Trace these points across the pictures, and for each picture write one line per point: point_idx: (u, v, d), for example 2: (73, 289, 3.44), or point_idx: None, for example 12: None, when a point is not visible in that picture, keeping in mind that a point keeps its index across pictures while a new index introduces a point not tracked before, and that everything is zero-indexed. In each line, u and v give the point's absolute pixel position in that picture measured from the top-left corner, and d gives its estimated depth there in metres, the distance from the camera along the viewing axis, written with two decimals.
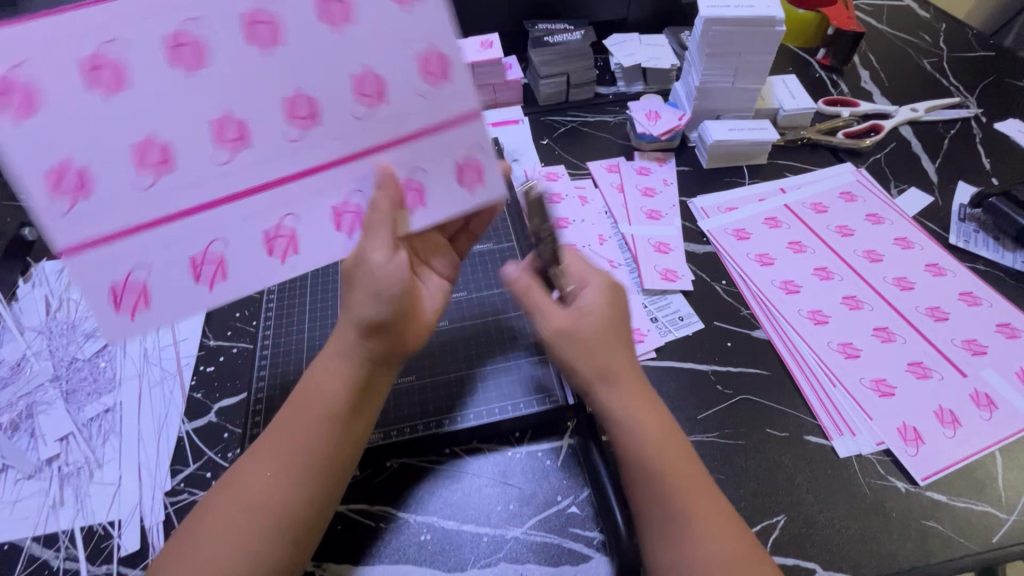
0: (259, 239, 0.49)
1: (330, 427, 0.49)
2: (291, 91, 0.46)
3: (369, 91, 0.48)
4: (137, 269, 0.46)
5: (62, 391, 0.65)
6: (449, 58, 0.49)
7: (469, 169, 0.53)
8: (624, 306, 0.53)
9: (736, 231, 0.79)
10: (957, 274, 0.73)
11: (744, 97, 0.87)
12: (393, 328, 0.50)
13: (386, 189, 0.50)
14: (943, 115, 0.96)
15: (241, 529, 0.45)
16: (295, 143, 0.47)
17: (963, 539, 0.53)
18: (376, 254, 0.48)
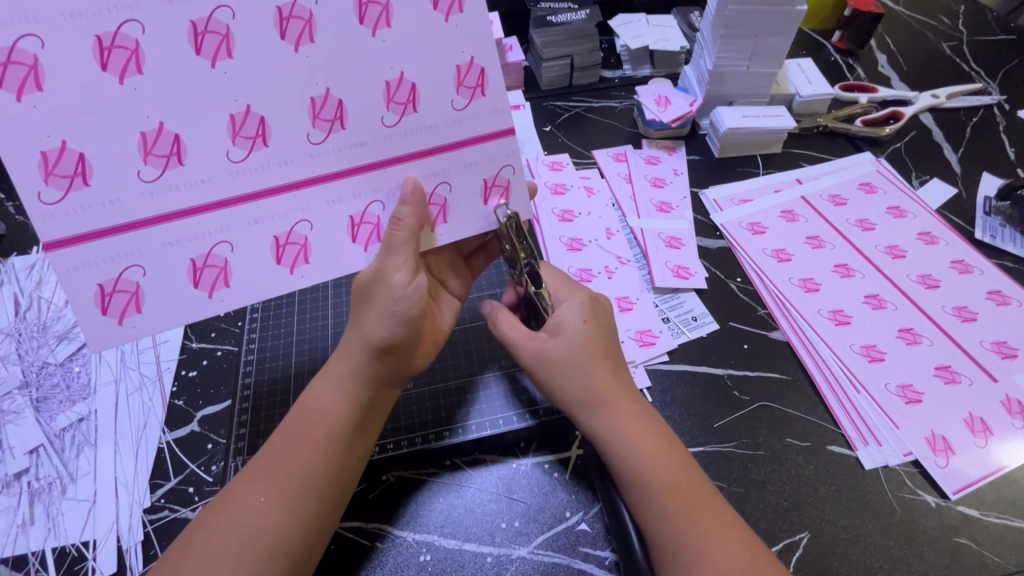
0: (268, 245, 0.46)
1: (332, 448, 0.46)
2: (321, 92, 0.43)
3: (402, 98, 0.45)
4: (132, 267, 0.44)
5: (32, 399, 0.60)
6: (486, 70, 0.46)
7: (495, 187, 0.50)
8: (604, 322, 0.52)
9: (751, 225, 0.74)
10: (984, 272, 0.69)
11: (760, 82, 0.82)
12: (402, 349, 0.49)
13: (412, 206, 0.47)
14: (964, 102, 0.92)
15: (228, 561, 0.41)
16: (318, 147, 0.45)
17: (996, 555, 0.51)
18: (397, 275, 0.47)
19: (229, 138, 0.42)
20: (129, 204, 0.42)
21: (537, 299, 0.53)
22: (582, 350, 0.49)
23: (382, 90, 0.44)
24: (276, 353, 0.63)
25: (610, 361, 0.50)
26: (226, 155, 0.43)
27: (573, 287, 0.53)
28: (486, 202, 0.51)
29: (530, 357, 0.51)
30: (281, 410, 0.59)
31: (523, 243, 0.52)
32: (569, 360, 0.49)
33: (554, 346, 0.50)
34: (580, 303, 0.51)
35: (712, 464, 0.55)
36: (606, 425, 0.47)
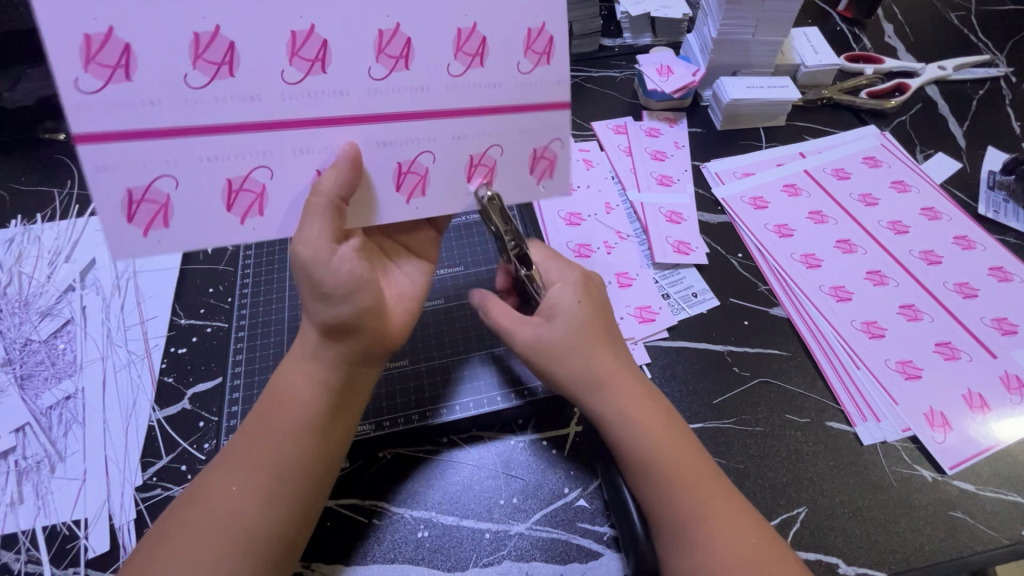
0: (218, 188, 0.43)
1: (303, 437, 0.44)
2: (305, 27, 0.41)
3: (470, 49, 0.45)
4: (163, 177, 0.42)
5: (16, 376, 0.58)
6: (555, 40, 0.46)
7: (542, 159, 0.50)
8: (601, 302, 0.50)
9: (753, 200, 0.73)
10: (987, 247, 0.68)
11: (765, 51, 0.79)
12: (362, 327, 0.44)
13: (339, 169, 0.43)
14: (972, 74, 0.90)
15: (203, 553, 0.40)
16: (293, 88, 0.42)
17: (990, 529, 0.51)
18: (309, 245, 0.41)
19: (287, 58, 0.41)
20: (172, 117, 0.40)
21: (529, 281, 0.50)
22: (578, 331, 0.48)
23: (374, 40, 0.43)
24: (267, 330, 0.61)
25: (609, 338, 0.49)
26: (281, 75, 0.42)
27: (565, 264, 0.52)
28: (533, 173, 0.50)
29: (526, 343, 0.48)
30: None
31: (508, 225, 0.49)
32: (568, 343, 0.47)
33: (552, 331, 0.48)
34: (574, 282, 0.50)
35: (710, 441, 0.55)
36: (607, 406, 0.47)
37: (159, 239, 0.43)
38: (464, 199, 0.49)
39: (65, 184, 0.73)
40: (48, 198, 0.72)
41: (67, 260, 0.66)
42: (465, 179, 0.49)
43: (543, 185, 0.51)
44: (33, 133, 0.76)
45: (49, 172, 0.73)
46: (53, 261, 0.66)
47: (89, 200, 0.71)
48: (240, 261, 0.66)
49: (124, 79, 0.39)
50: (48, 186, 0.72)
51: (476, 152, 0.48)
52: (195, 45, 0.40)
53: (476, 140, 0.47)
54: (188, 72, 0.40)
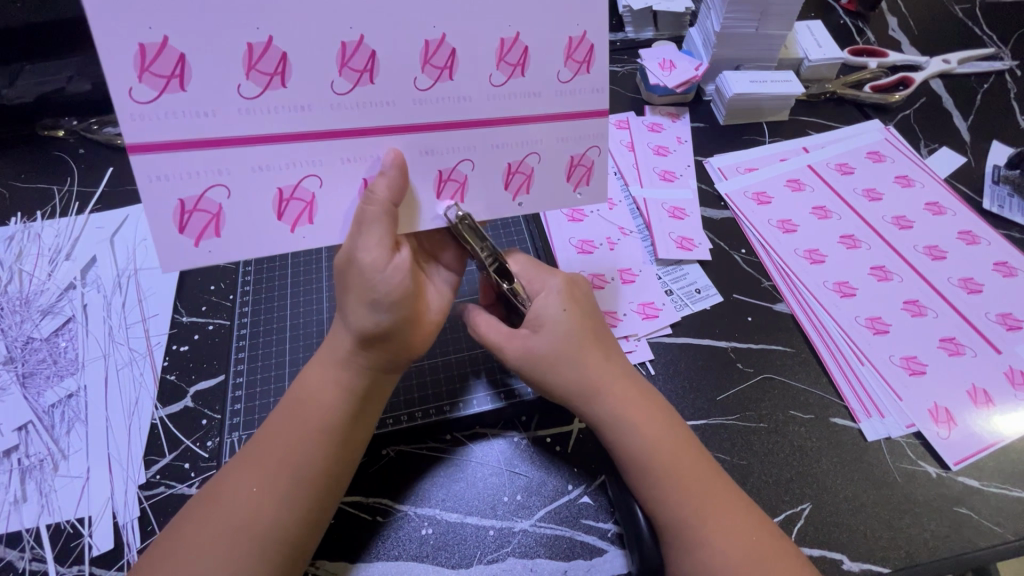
0: (271, 196, 0.43)
1: (324, 440, 0.44)
2: (354, 38, 0.41)
3: (512, 60, 0.45)
4: (216, 187, 0.41)
5: (18, 374, 0.58)
6: (595, 48, 0.46)
7: (579, 167, 0.50)
8: (587, 307, 0.50)
9: (757, 195, 0.73)
10: (991, 242, 0.68)
11: (768, 45, 0.79)
12: (394, 335, 0.44)
13: (390, 177, 0.43)
14: (976, 67, 0.89)
15: (221, 551, 0.40)
16: (342, 99, 0.42)
17: (994, 524, 0.51)
18: (369, 254, 0.41)
19: (337, 68, 0.41)
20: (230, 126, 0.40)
21: (512, 297, 0.49)
22: (567, 342, 0.47)
23: (420, 50, 0.42)
24: (270, 327, 0.61)
25: (599, 344, 0.49)
26: (331, 85, 0.41)
27: (547, 272, 0.51)
28: (569, 180, 0.50)
29: (517, 357, 0.48)
30: (277, 384, 0.57)
31: (485, 245, 0.48)
32: (557, 355, 0.47)
33: (540, 343, 0.47)
34: (556, 291, 0.49)
35: (714, 438, 0.55)
36: (606, 411, 0.46)
37: (212, 249, 0.43)
38: (500, 207, 0.49)
39: (65, 181, 0.72)
40: (48, 195, 0.71)
41: (68, 258, 0.66)
42: (503, 187, 0.48)
43: (579, 193, 0.51)
44: (33, 129, 0.75)
45: (48, 169, 0.73)
46: (53, 259, 0.66)
47: (89, 197, 0.71)
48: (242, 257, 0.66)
49: (178, 89, 0.39)
50: (47, 183, 0.72)
51: (514, 160, 0.48)
52: (249, 54, 0.39)
53: (515, 148, 0.47)
54: (243, 81, 0.40)
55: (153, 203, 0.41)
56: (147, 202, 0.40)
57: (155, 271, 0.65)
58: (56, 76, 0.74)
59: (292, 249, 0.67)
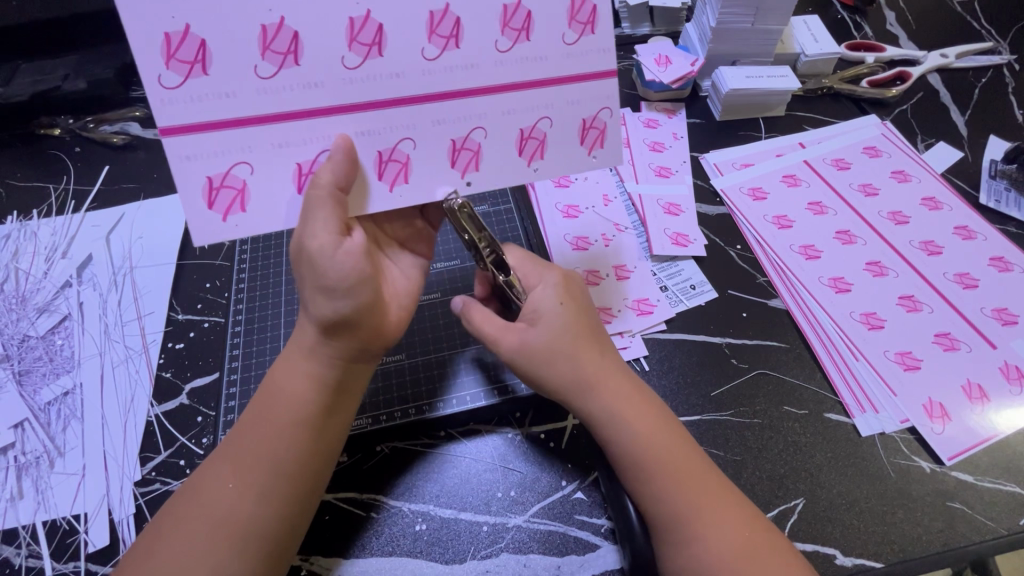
0: (200, 186, 0.43)
1: (297, 433, 0.44)
2: (361, 13, 0.42)
3: (517, 25, 0.45)
4: (240, 164, 0.43)
5: (15, 372, 0.59)
6: (599, 8, 0.46)
7: (591, 129, 0.49)
8: (582, 298, 0.50)
9: (752, 191, 0.72)
10: (988, 237, 0.68)
11: (765, 40, 0.78)
12: (359, 323, 0.44)
13: (335, 163, 0.43)
14: (974, 61, 0.89)
15: (201, 549, 0.40)
16: (267, 83, 0.41)
17: (988, 519, 0.51)
18: (317, 240, 0.41)
19: (347, 44, 0.42)
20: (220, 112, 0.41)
21: (507, 288, 0.50)
22: (562, 334, 0.47)
23: (426, 21, 0.43)
24: (265, 323, 0.61)
25: (594, 338, 0.49)
26: (342, 60, 0.42)
27: (543, 266, 0.51)
28: (582, 144, 0.49)
29: (511, 350, 0.48)
30: None
31: (482, 233, 0.49)
32: (552, 348, 0.47)
33: (536, 336, 0.47)
34: (553, 284, 0.49)
35: (708, 433, 0.55)
36: (597, 406, 0.46)
37: (239, 223, 0.44)
38: (515, 173, 0.49)
39: (61, 179, 0.72)
40: (44, 193, 0.71)
41: (63, 256, 0.66)
42: (517, 154, 0.48)
43: (594, 157, 0.50)
44: (29, 128, 0.75)
45: (45, 168, 0.73)
46: (49, 257, 0.66)
47: (85, 195, 0.71)
48: (237, 254, 0.66)
49: (201, 73, 0.40)
50: (43, 182, 0.72)
51: (526, 125, 0.47)
52: (167, 43, 0.39)
53: (525, 114, 0.47)
54: (259, 61, 0.41)
55: (184, 181, 0.42)
56: (177, 178, 0.42)
57: (150, 269, 0.65)
58: (52, 75, 0.74)
59: (287, 247, 0.67)
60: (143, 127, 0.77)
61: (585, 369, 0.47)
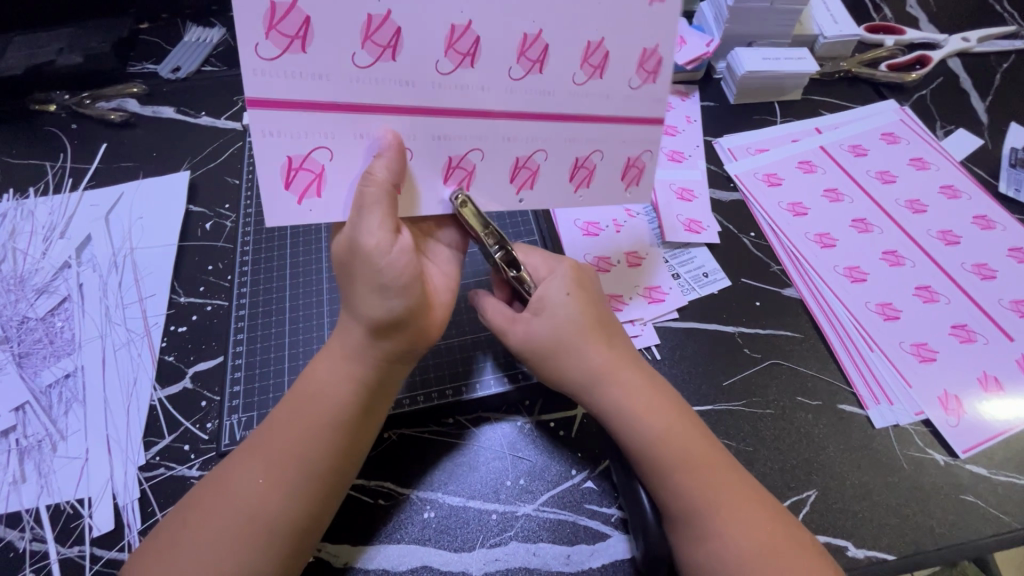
0: (280, 165, 0.41)
1: (334, 434, 0.43)
2: (463, 22, 0.40)
3: (594, 62, 0.44)
4: (320, 148, 0.41)
5: (14, 354, 0.57)
6: (665, 61, 0.45)
7: (632, 167, 0.49)
8: (592, 291, 0.49)
9: (767, 176, 0.71)
10: (1007, 228, 0.66)
11: (783, 21, 0.75)
12: (407, 323, 0.43)
13: (388, 159, 0.41)
14: (995, 46, 0.86)
15: (226, 545, 0.40)
16: (362, 71, 0.40)
17: (1001, 513, 0.51)
18: (373, 239, 0.40)
19: (443, 49, 0.41)
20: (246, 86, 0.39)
21: (517, 284, 0.48)
22: (571, 324, 0.47)
23: (518, 42, 0.42)
24: (269, 308, 0.60)
25: (605, 329, 0.48)
26: (436, 65, 0.41)
27: (552, 258, 0.50)
28: (622, 182, 0.50)
29: (521, 342, 0.47)
30: (276, 366, 0.57)
31: (488, 228, 0.47)
32: (563, 336, 0.46)
33: (545, 326, 0.47)
34: (563, 274, 0.48)
35: (720, 423, 0.54)
36: (614, 398, 0.46)
37: (313, 207, 0.43)
38: (561, 198, 0.49)
39: (58, 157, 0.70)
40: (40, 171, 0.69)
41: (62, 236, 0.64)
42: (567, 180, 0.48)
43: (629, 195, 0.51)
44: (23, 103, 0.73)
45: (41, 145, 0.71)
46: (47, 237, 0.64)
47: (83, 173, 0.69)
48: (240, 237, 0.65)
49: (299, 50, 0.38)
50: (40, 159, 0.70)
51: (582, 154, 0.47)
52: (271, 13, 0.37)
53: (582, 143, 0.47)
54: (357, 50, 0.39)
55: (266, 157, 0.41)
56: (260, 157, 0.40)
57: (150, 250, 0.64)
58: (46, 48, 0.72)
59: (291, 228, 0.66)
60: (141, 104, 0.75)
61: (602, 362, 0.46)
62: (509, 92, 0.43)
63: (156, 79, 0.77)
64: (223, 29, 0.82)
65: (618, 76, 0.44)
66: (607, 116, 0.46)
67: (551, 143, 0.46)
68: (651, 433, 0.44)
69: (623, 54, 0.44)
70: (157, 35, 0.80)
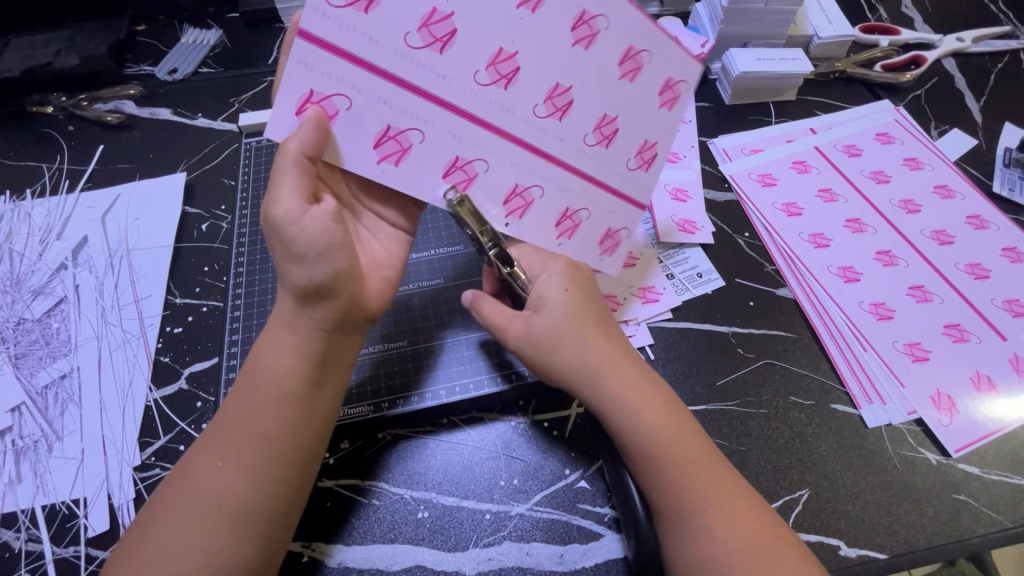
0: (298, 92, 0.40)
1: (286, 410, 0.43)
2: (511, 50, 0.41)
3: (604, 133, 0.46)
4: (342, 95, 0.40)
5: (11, 355, 0.58)
6: (660, 157, 0.49)
7: (611, 238, 0.52)
8: (586, 287, 0.50)
9: (761, 176, 0.71)
10: (1001, 228, 0.66)
11: (778, 21, 0.76)
12: (335, 290, 0.44)
13: (305, 134, 0.40)
14: (990, 46, 0.87)
15: (194, 530, 0.40)
16: (408, 53, 0.40)
17: (994, 512, 0.51)
18: (283, 207, 0.41)
19: (485, 63, 0.41)
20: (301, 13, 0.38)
21: (511, 279, 0.48)
22: (567, 320, 0.47)
23: (548, 87, 0.43)
24: (263, 309, 0.60)
25: (599, 327, 0.48)
26: (473, 74, 0.42)
27: (546, 257, 0.51)
28: (598, 247, 0.52)
29: (517, 338, 0.48)
30: None
31: (485, 227, 0.47)
32: (557, 334, 0.47)
33: (542, 322, 0.47)
34: (558, 273, 0.49)
35: (713, 423, 0.54)
36: (604, 396, 0.46)
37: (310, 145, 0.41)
38: (543, 240, 0.50)
39: (55, 159, 0.70)
40: (37, 173, 0.70)
41: (58, 238, 0.65)
42: (552, 226, 0.50)
43: (602, 260, 0.53)
44: (21, 106, 0.73)
45: (38, 147, 0.71)
46: (44, 239, 0.64)
47: (79, 174, 0.69)
48: (236, 238, 0.65)
49: (360, 10, 0.38)
50: (37, 161, 0.70)
51: (572, 207, 0.49)
52: None
53: (575, 199, 0.49)
54: (411, 31, 0.39)
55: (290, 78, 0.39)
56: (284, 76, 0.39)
57: (146, 252, 0.64)
58: (44, 50, 0.72)
59: None
60: (138, 106, 0.75)
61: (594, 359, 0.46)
62: (528, 123, 0.44)
63: (153, 81, 0.77)
64: (219, 30, 0.82)
65: (618, 154, 0.48)
66: (594, 177, 0.48)
67: (549, 183, 0.47)
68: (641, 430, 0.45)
69: (629, 136, 0.47)
70: (154, 37, 0.81)
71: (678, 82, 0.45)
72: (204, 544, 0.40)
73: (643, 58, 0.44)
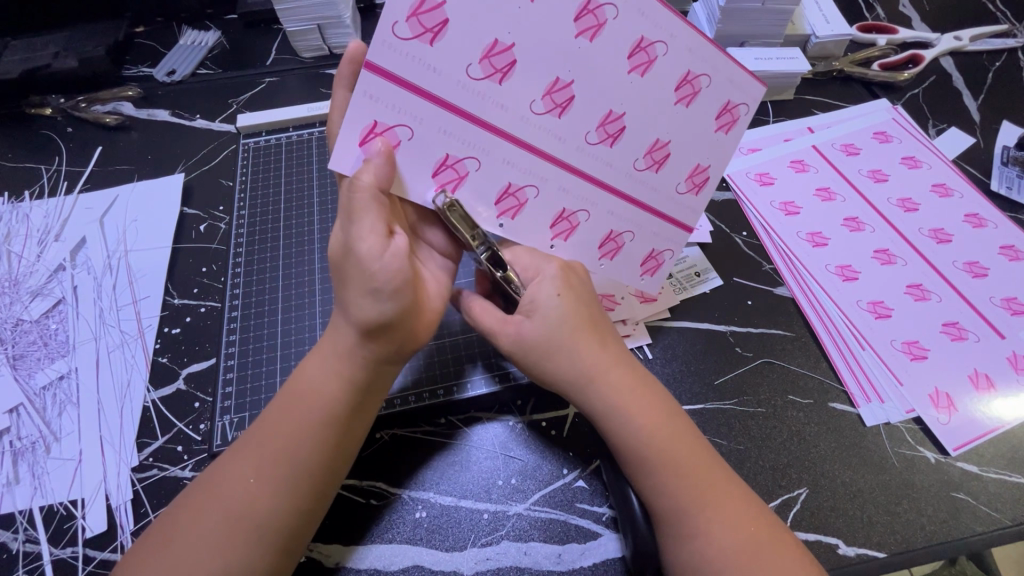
0: (363, 124, 0.41)
1: (323, 433, 0.43)
2: (568, 79, 0.42)
3: (655, 158, 0.48)
4: (404, 126, 0.41)
5: (9, 356, 0.58)
6: (710, 180, 0.50)
7: (652, 259, 0.54)
8: (582, 292, 0.48)
9: (759, 175, 0.71)
10: (1000, 227, 0.66)
11: (775, 21, 0.76)
12: (399, 325, 0.43)
13: (377, 166, 0.41)
14: (988, 45, 0.87)
15: (213, 541, 0.40)
16: (470, 83, 0.40)
17: (993, 510, 0.51)
18: (365, 242, 0.40)
19: (542, 93, 0.42)
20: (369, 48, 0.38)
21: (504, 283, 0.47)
22: (559, 327, 0.46)
23: (602, 115, 0.44)
24: (261, 309, 0.61)
25: (594, 332, 0.48)
26: (530, 104, 0.42)
27: (541, 259, 0.49)
28: (639, 268, 0.55)
29: (510, 344, 0.48)
30: (268, 366, 0.57)
31: (475, 231, 0.46)
32: (549, 341, 0.46)
33: (530, 330, 0.47)
34: (551, 276, 0.47)
35: (711, 422, 0.54)
36: (597, 399, 0.46)
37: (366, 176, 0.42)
38: (586, 260, 0.53)
39: (53, 160, 0.71)
40: (35, 174, 0.70)
41: (56, 239, 0.65)
42: (596, 247, 0.52)
43: (643, 280, 0.56)
44: (20, 107, 0.73)
45: (37, 148, 0.71)
46: (42, 240, 0.65)
47: (77, 176, 0.70)
48: (234, 239, 0.65)
49: (427, 43, 0.38)
50: (36, 162, 0.70)
51: (616, 229, 0.51)
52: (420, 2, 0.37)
53: (621, 221, 0.50)
54: (474, 63, 0.40)
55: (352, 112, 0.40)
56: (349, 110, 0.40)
57: (145, 253, 0.64)
58: (42, 52, 0.72)
59: (284, 229, 0.66)
60: (136, 107, 0.75)
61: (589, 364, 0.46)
62: (579, 150, 0.45)
63: (152, 82, 0.77)
64: (218, 32, 0.82)
65: (668, 176, 0.49)
66: (643, 200, 0.50)
67: (597, 209, 0.49)
68: (636, 434, 0.45)
69: (678, 160, 0.48)
70: (153, 39, 0.81)
71: (736, 105, 0.47)
72: (222, 557, 0.40)
73: (699, 83, 0.45)
